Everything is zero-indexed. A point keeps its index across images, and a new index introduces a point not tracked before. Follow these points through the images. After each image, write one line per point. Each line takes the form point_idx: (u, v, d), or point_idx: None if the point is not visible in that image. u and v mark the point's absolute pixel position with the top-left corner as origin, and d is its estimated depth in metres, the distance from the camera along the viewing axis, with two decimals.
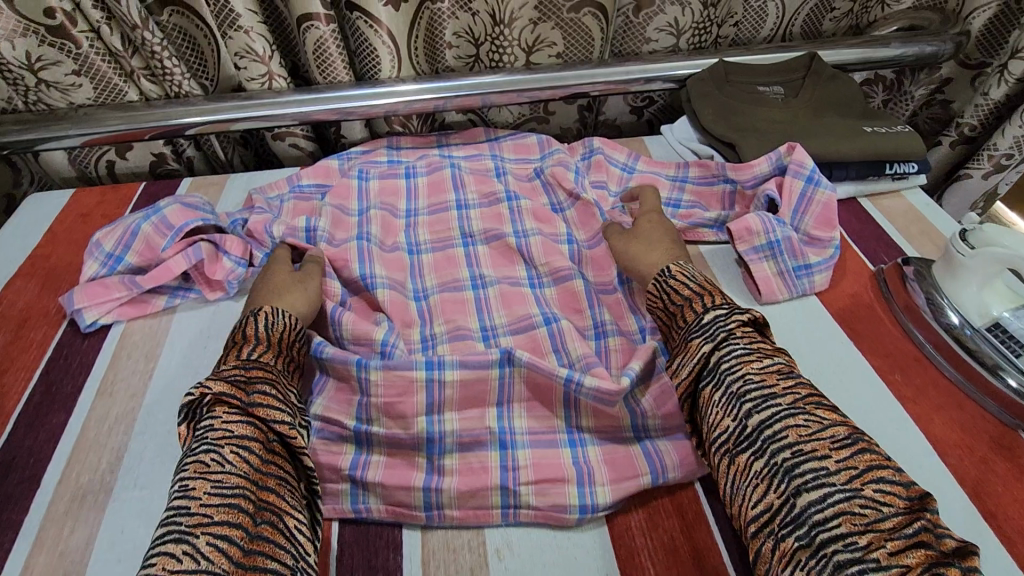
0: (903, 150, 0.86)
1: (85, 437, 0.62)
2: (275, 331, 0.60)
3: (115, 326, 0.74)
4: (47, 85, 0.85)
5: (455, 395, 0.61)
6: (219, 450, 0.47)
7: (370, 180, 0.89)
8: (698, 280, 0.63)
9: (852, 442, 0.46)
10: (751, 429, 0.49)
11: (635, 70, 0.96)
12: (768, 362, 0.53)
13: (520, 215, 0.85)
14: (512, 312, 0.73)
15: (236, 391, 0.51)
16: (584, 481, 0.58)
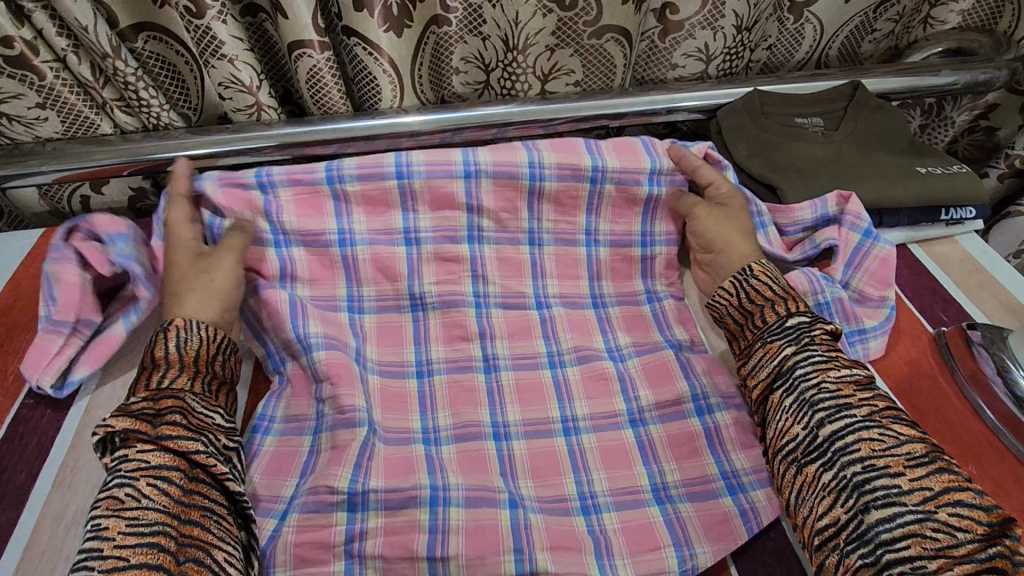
0: (962, 193, 0.77)
1: (36, 543, 0.54)
2: (190, 350, 0.56)
3: (81, 400, 0.65)
4: (9, 119, 0.77)
5: (455, 463, 0.59)
6: (132, 483, 0.47)
7: (345, 179, 0.68)
8: (778, 282, 0.63)
9: (928, 463, 0.48)
10: (822, 439, 0.51)
11: (660, 100, 0.88)
12: (846, 371, 0.54)
13: (542, 268, 0.74)
14: (528, 408, 0.63)
15: (144, 424, 0.49)
16: (603, 552, 0.52)
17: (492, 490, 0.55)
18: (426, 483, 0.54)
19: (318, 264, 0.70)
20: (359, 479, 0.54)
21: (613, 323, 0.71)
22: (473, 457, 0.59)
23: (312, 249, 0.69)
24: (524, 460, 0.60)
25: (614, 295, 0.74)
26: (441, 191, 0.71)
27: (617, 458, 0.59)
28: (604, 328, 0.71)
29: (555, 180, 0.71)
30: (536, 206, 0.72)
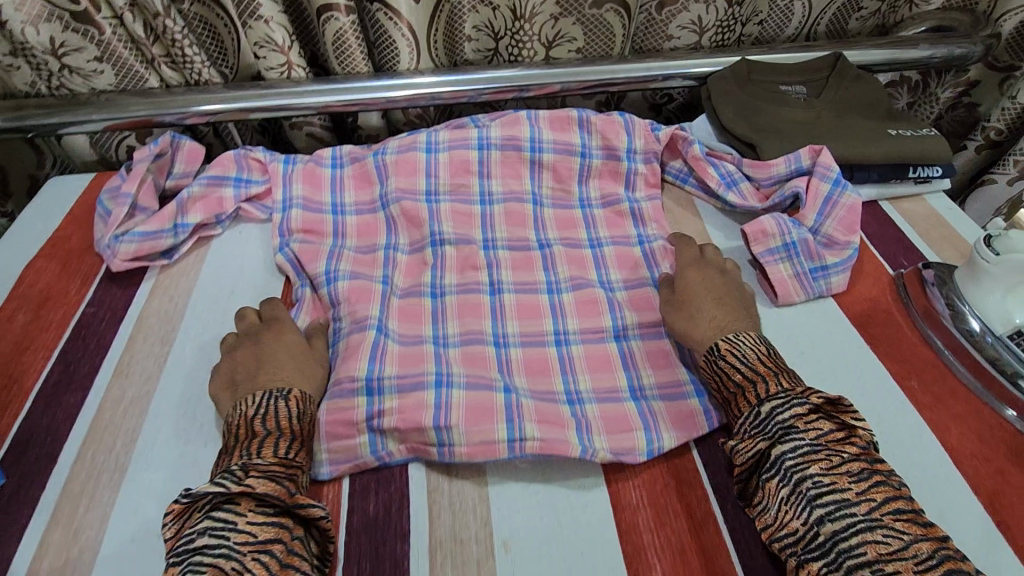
0: (928, 153, 0.84)
1: (99, 418, 0.63)
2: (304, 421, 0.58)
3: (136, 300, 0.75)
4: (69, 70, 0.86)
5: (460, 358, 0.67)
6: (241, 556, 0.45)
7: (386, 155, 0.86)
8: (750, 359, 0.58)
9: (939, 564, 0.43)
10: (822, 538, 0.47)
11: (655, 67, 0.95)
12: (837, 460, 0.50)
13: (543, 222, 0.84)
14: (527, 323, 0.71)
15: (281, 491, 0.50)
16: (582, 429, 0.60)
17: (489, 379, 0.63)
18: (433, 370, 0.64)
19: (365, 226, 0.83)
20: (374, 374, 0.63)
21: (606, 261, 0.79)
22: (475, 356, 0.67)
23: (362, 215, 0.84)
24: (520, 363, 0.67)
25: (607, 238, 0.83)
26: (458, 158, 0.86)
27: (601, 365, 0.67)
28: (597, 264, 0.79)
29: (551, 152, 0.87)
30: (536, 173, 0.87)
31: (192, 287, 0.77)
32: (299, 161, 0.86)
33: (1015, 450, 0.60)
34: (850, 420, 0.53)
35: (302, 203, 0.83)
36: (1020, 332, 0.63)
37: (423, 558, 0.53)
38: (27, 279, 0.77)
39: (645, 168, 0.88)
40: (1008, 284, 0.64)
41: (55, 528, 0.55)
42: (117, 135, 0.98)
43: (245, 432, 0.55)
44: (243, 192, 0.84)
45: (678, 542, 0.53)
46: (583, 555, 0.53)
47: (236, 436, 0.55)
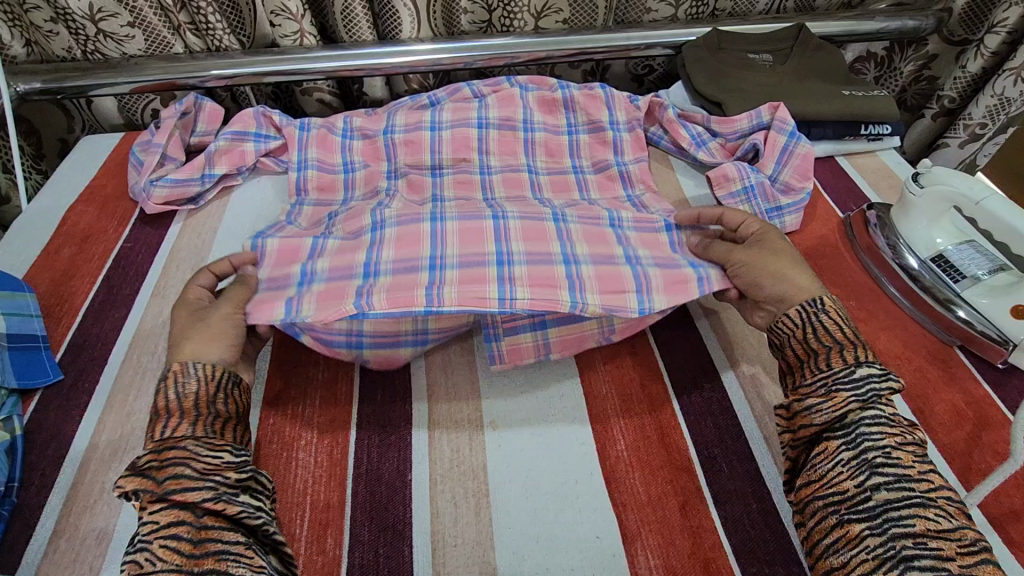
0: (878, 111, 0.94)
1: (142, 329, 0.72)
2: (187, 395, 0.55)
3: (170, 233, 0.85)
4: (105, 35, 0.96)
5: (455, 236, 0.68)
6: (149, 546, 0.46)
7: (395, 134, 0.94)
8: (849, 327, 0.57)
9: (978, 550, 0.44)
10: (874, 503, 0.47)
11: (636, 37, 1.04)
12: (910, 440, 0.50)
13: (539, 186, 0.90)
14: (525, 207, 0.72)
15: (150, 481, 0.49)
16: (575, 287, 0.64)
17: (481, 254, 0.66)
18: (428, 254, 0.66)
19: (369, 177, 0.90)
20: (371, 261, 0.65)
21: (599, 206, 0.84)
22: (471, 231, 0.69)
23: (370, 168, 0.92)
24: (516, 230, 0.69)
25: (599, 198, 0.88)
26: (460, 135, 0.93)
27: (596, 239, 0.70)
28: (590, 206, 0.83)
29: (542, 131, 0.96)
30: (530, 150, 0.95)
31: (217, 227, 0.86)
32: (313, 127, 0.94)
33: (935, 354, 0.69)
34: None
35: (316, 164, 0.91)
36: (940, 255, 0.74)
37: (423, 433, 0.63)
38: (70, 219, 0.86)
39: (629, 136, 0.96)
40: (932, 215, 0.75)
41: (110, 411, 0.65)
42: (144, 99, 1.07)
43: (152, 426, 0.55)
44: (262, 146, 0.93)
45: (640, 422, 0.63)
46: (558, 433, 0.63)
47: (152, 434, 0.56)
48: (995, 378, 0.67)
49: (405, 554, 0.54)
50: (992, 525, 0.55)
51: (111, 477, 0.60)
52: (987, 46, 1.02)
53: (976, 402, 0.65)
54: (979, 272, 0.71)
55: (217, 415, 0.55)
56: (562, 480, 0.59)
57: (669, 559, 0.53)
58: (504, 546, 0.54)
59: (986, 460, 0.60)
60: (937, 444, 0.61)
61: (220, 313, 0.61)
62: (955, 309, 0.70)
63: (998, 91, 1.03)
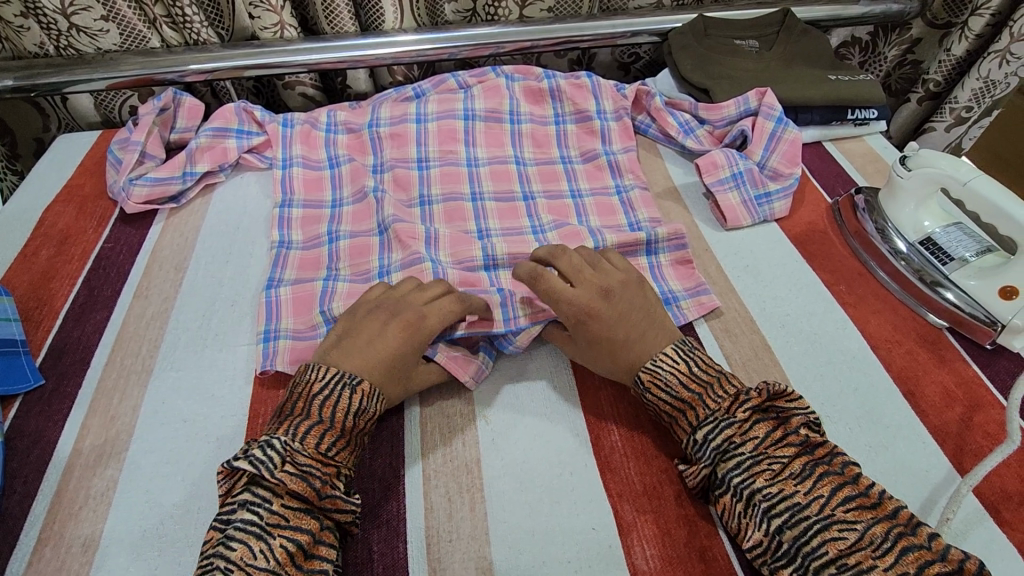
0: (864, 96, 0.93)
1: (125, 330, 0.71)
2: (359, 421, 0.55)
3: (152, 232, 0.83)
4: (77, 30, 0.93)
5: (456, 280, 0.72)
6: (269, 539, 0.46)
7: (380, 128, 0.93)
8: (674, 387, 0.56)
9: (894, 545, 0.44)
10: (788, 545, 0.47)
11: (620, 24, 1.03)
12: (777, 464, 0.50)
13: (527, 177, 0.89)
14: (514, 248, 0.76)
15: (312, 491, 0.49)
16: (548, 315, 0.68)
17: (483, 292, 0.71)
18: None
19: (355, 172, 0.88)
20: None
21: (587, 209, 0.84)
22: (470, 280, 0.73)
23: (355, 162, 0.90)
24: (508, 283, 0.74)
25: (587, 190, 0.87)
26: (446, 127, 0.92)
27: None
28: (577, 212, 0.84)
29: (529, 123, 0.95)
30: (517, 141, 0.94)
31: (200, 225, 0.84)
32: (297, 124, 0.93)
33: (924, 337, 0.69)
34: (785, 407, 0.53)
35: (301, 161, 0.89)
36: (928, 238, 0.74)
37: (415, 428, 0.62)
38: (47, 220, 0.84)
39: (617, 124, 0.95)
40: (918, 199, 0.75)
41: (94, 416, 0.63)
42: (120, 96, 1.04)
43: (301, 408, 0.54)
44: (244, 143, 0.91)
45: (633, 411, 0.63)
46: (551, 425, 0.62)
47: (280, 412, 0.54)
48: (983, 359, 0.67)
49: (401, 551, 0.53)
50: (986, 510, 0.56)
51: (97, 482, 0.58)
52: (972, 29, 1.02)
53: (966, 383, 0.65)
54: (966, 254, 0.71)
55: (357, 448, 0.56)
56: (556, 473, 0.58)
57: (666, 548, 0.53)
58: (500, 541, 0.54)
59: (978, 440, 0.60)
60: (928, 426, 0.62)
61: (386, 339, 0.59)
62: (943, 291, 0.70)
63: (983, 74, 1.04)
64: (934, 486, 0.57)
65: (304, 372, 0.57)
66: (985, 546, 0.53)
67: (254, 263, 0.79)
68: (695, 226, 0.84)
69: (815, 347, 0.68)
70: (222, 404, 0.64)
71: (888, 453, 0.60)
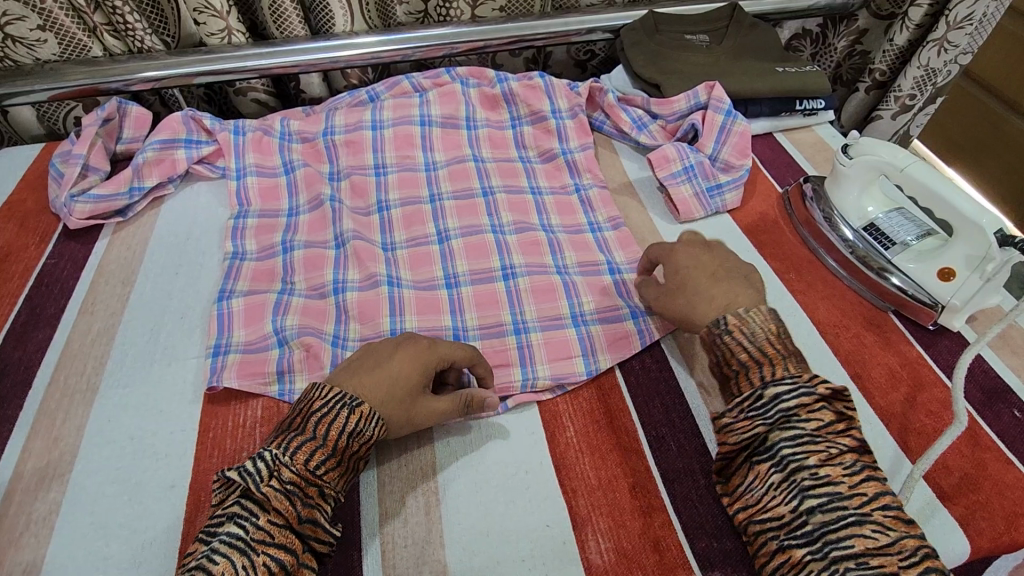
0: (811, 87, 0.95)
1: (69, 348, 0.69)
2: (355, 443, 0.52)
3: (98, 246, 0.81)
4: (13, 40, 0.91)
5: (413, 302, 0.72)
6: (252, 555, 0.45)
7: (336, 135, 0.92)
8: (758, 340, 0.56)
9: (920, 559, 0.44)
10: (812, 528, 0.47)
11: (573, 22, 1.03)
12: (835, 452, 0.49)
13: (487, 174, 0.89)
14: (475, 262, 0.76)
15: (293, 513, 0.48)
16: (527, 363, 0.66)
17: (440, 327, 0.70)
18: (388, 322, 0.69)
19: (309, 178, 0.86)
20: (339, 333, 0.69)
21: (547, 207, 0.85)
22: (427, 301, 0.72)
23: (310, 168, 0.88)
24: (470, 298, 0.73)
25: (547, 188, 0.88)
26: (403, 133, 0.92)
27: (545, 295, 0.73)
28: (538, 210, 0.84)
29: (485, 128, 0.95)
30: (475, 144, 0.93)
31: (149, 237, 0.82)
32: (248, 131, 0.91)
33: (870, 320, 0.71)
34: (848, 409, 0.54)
35: (255, 170, 0.87)
36: (871, 224, 0.76)
37: None
38: None
39: (572, 122, 0.95)
40: (862, 184, 0.77)
41: (36, 439, 0.61)
42: (64, 107, 1.01)
43: (297, 423, 0.52)
44: (194, 153, 0.88)
45: (589, 408, 0.63)
46: (507, 423, 0.62)
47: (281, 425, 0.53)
48: (926, 339, 0.69)
49: (355, 559, 0.53)
50: (931, 485, 0.57)
51: (39, 507, 0.56)
52: (912, 19, 1.05)
53: (910, 364, 0.67)
54: (907, 238, 0.73)
55: (353, 471, 0.54)
56: (512, 472, 0.58)
57: (621, 541, 0.54)
58: (454, 543, 0.53)
59: (921, 419, 0.62)
60: (875, 409, 0.63)
61: (393, 361, 0.57)
62: (889, 277, 0.72)
63: (924, 62, 1.07)
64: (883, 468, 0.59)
65: (310, 390, 0.55)
66: (929, 522, 0.55)
67: (205, 275, 0.77)
68: (649, 220, 0.85)
69: None
70: (172, 419, 0.63)
71: None
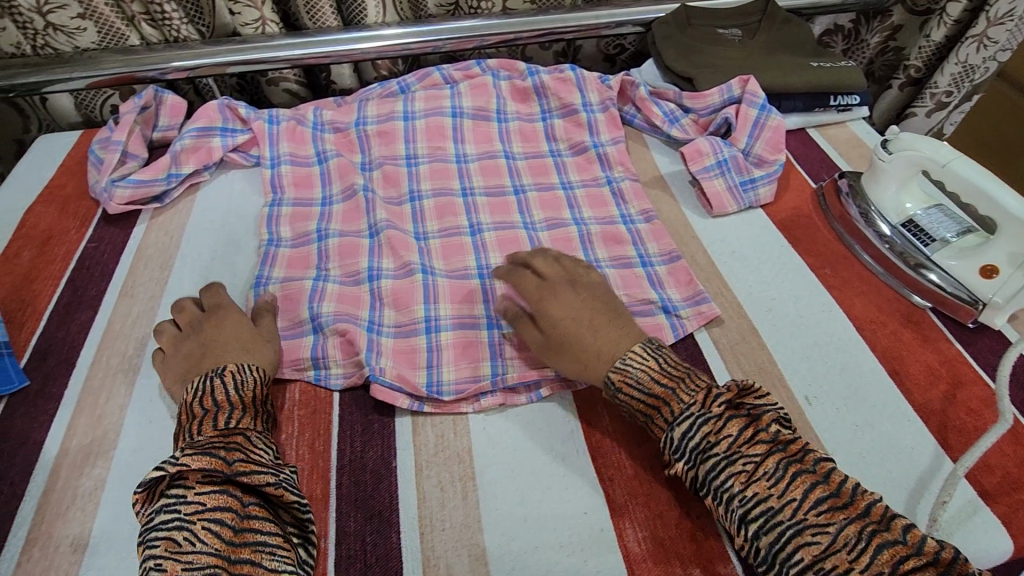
0: (846, 82, 0.94)
1: (111, 330, 0.70)
2: (248, 391, 0.56)
3: (136, 231, 0.82)
4: (55, 28, 0.92)
5: (447, 292, 0.72)
6: (190, 525, 0.46)
7: (367, 126, 0.93)
8: (646, 384, 0.55)
9: (868, 544, 0.43)
10: (765, 552, 0.46)
11: (604, 15, 1.03)
12: (751, 463, 0.48)
13: (518, 172, 0.89)
14: (507, 254, 0.77)
15: (218, 462, 0.49)
16: None
17: (474, 316, 0.70)
18: (422, 313, 0.70)
19: (342, 169, 0.87)
20: (374, 318, 0.69)
21: (578, 202, 0.84)
22: (461, 291, 0.73)
23: (343, 159, 0.89)
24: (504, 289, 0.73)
25: (578, 181, 0.88)
26: (435, 124, 0.92)
27: None
28: (570, 205, 0.84)
29: (516, 121, 0.95)
30: (506, 137, 0.93)
31: (186, 223, 0.84)
32: (282, 120, 0.91)
33: (908, 317, 0.70)
34: (755, 405, 0.52)
35: (289, 159, 0.88)
36: (910, 220, 0.75)
37: (406, 427, 0.61)
38: (29, 220, 0.83)
39: (604, 115, 0.95)
40: (899, 180, 0.76)
41: (80, 416, 0.62)
42: (101, 95, 1.03)
43: (193, 412, 0.55)
44: (229, 142, 0.90)
45: None
46: (543, 412, 0.63)
47: (183, 420, 0.55)
48: (966, 337, 0.68)
49: (393, 541, 0.53)
50: (972, 484, 0.57)
51: (84, 482, 0.58)
52: (950, 15, 1.03)
53: (949, 361, 0.66)
54: (947, 235, 0.72)
55: (264, 415, 0.57)
56: (548, 460, 0.59)
57: (658, 531, 0.54)
58: (492, 528, 0.54)
59: (962, 417, 0.61)
60: (914, 406, 0.62)
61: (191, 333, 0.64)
62: (927, 273, 0.71)
63: (962, 59, 1.05)
64: (922, 466, 0.58)
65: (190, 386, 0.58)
66: (971, 521, 0.54)
67: (241, 261, 0.79)
68: (681, 214, 0.84)
69: (802, 329, 0.69)
70: None
71: (876, 434, 0.60)
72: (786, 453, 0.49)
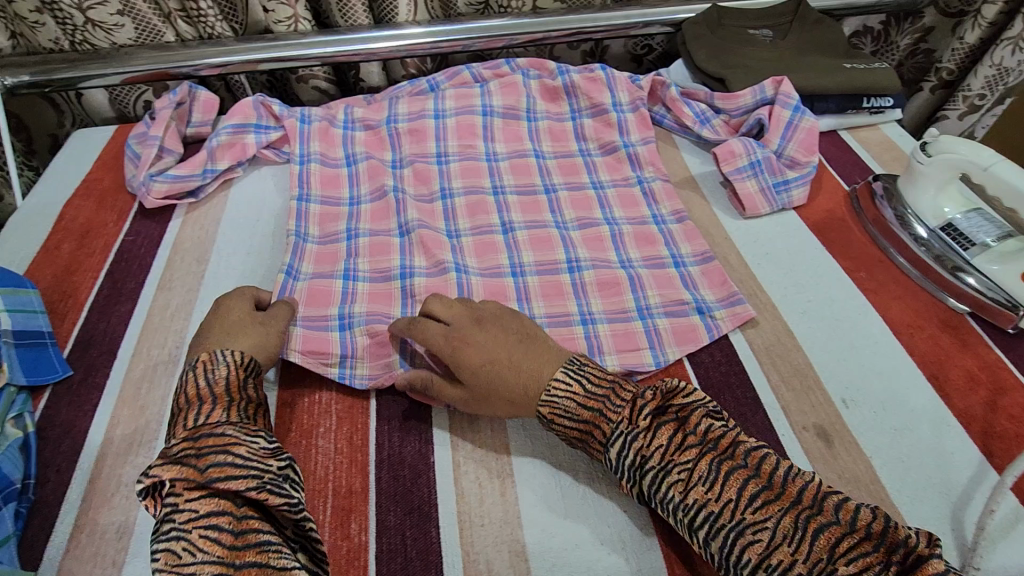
0: (880, 84, 0.93)
1: (150, 322, 0.71)
2: (219, 381, 0.55)
3: (173, 225, 0.84)
4: (93, 24, 0.94)
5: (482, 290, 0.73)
6: (188, 535, 0.44)
7: (398, 123, 0.94)
8: (574, 410, 0.54)
9: (806, 532, 0.44)
10: (717, 556, 0.46)
11: (635, 15, 1.02)
12: (684, 469, 0.48)
13: (548, 171, 0.89)
14: (540, 253, 0.77)
15: (191, 470, 0.47)
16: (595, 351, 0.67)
17: None
18: None
19: (373, 169, 0.88)
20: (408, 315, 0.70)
21: (609, 202, 0.84)
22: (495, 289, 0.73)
23: (374, 158, 0.90)
24: (536, 288, 0.73)
25: (608, 181, 0.88)
26: (465, 123, 0.93)
27: (611, 289, 0.73)
28: (601, 204, 0.84)
29: (545, 120, 0.95)
30: (536, 137, 0.94)
31: (221, 217, 0.85)
32: (314, 120, 0.92)
33: (946, 321, 0.70)
34: (682, 404, 0.52)
35: (319, 157, 0.88)
36: (949, 224, 0.74)
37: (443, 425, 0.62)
38: (68, 213, 0.84)
39: (634, 115, 0.95)
40: (938, 183, 0.75)
41: (123, 407, 0.63)
42: (135, 91, 1.04)
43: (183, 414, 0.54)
44: (263, 138, 0.91)
45: None
46: None
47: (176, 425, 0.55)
48: (1006, 343, 0.68)
49: (433, 536, 0.54)
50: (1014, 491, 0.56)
51: (128, 471, 0.59)
52: (985, 17, 1.02)
53: (989, 366, 0.65)
54: (987, 239, 0.71)
55: (246, 405, 0.56)
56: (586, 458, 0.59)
57: None
58: (531, 525, 0.54)
59: (1004, 423, 0.61)
60: (953, 412, 0.62)
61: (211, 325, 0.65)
62: (965, 277, 0.71)
63: (997, 61, 1.04)
64: (962, 471, 0.58)
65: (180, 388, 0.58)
66: (1013, 527, 0.54)
67: (276, 256, 0.79)
68: (713, 215, 0.84)
69: (838, 332, 0.69)
70: None
71: (915, 438, 0.60)
72: (715, 451, 0.48)
